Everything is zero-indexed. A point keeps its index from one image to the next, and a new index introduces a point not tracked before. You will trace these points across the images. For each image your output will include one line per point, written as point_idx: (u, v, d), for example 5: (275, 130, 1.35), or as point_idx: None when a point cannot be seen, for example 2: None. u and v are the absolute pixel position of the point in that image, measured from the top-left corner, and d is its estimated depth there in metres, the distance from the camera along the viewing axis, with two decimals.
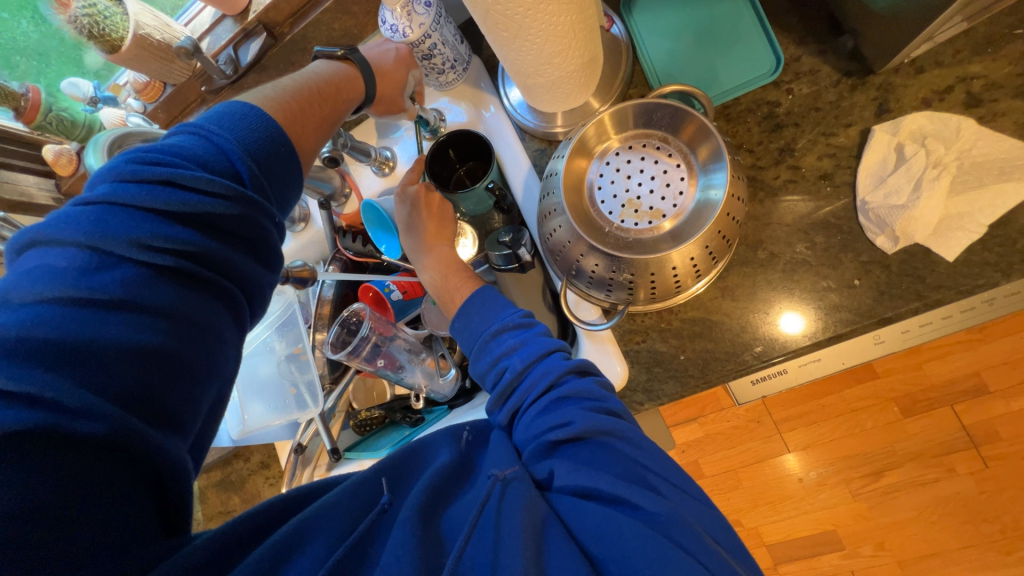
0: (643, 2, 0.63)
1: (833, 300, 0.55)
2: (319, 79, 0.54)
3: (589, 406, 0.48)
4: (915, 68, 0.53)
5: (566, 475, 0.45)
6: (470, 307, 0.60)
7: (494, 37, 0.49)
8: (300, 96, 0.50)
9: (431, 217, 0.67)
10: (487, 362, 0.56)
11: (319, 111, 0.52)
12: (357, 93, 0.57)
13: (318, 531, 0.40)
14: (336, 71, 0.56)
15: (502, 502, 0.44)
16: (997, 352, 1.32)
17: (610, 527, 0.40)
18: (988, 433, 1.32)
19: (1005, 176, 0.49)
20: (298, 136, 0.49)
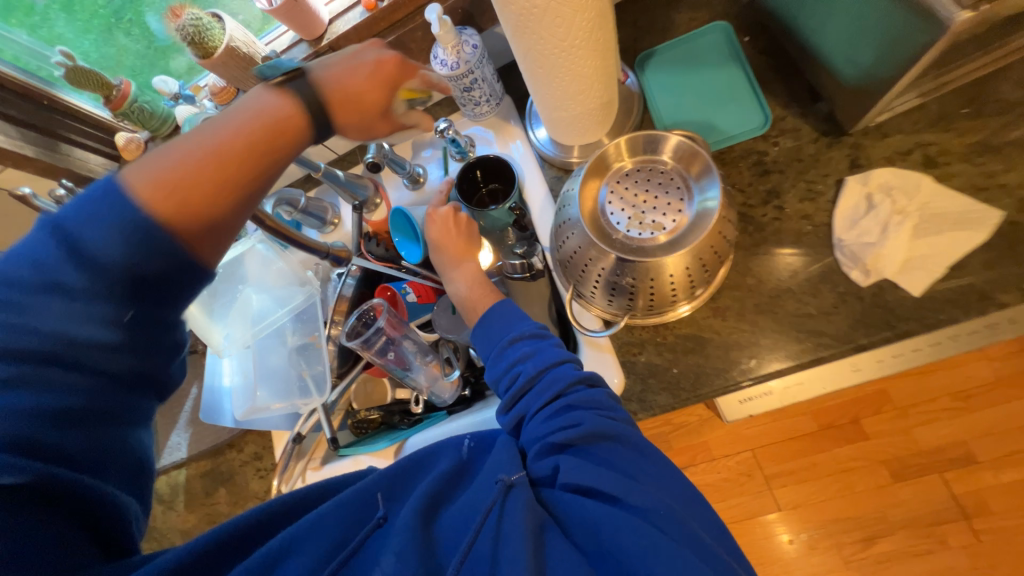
0: (655, 63, 0.74)
1: (815, 326, 0.60)
2: (222, 135, 0.44)
3: (595, 413, 0.52)
4: (881, 133, 0.62)
5: (571, 471, 0.48)
6: (490, 319, 0.64)
7: (531, 74, 0.59)
8: (183, 168, 0.42)
9: (454, 232, 0.74)
10: (502, 369, 0.60)
11: (212, 180, 0.43)
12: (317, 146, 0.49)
13: (314, 537, 0.44)
14: (251, 117, 0.45)
15: (504, 508, 0.46)
16: (983, 421, 1.34)
17: (607, 526, 0.43)
18: (979, 505, 1.31)
19: (960, 226, 0.57)
20: (171, 215, 0.41)
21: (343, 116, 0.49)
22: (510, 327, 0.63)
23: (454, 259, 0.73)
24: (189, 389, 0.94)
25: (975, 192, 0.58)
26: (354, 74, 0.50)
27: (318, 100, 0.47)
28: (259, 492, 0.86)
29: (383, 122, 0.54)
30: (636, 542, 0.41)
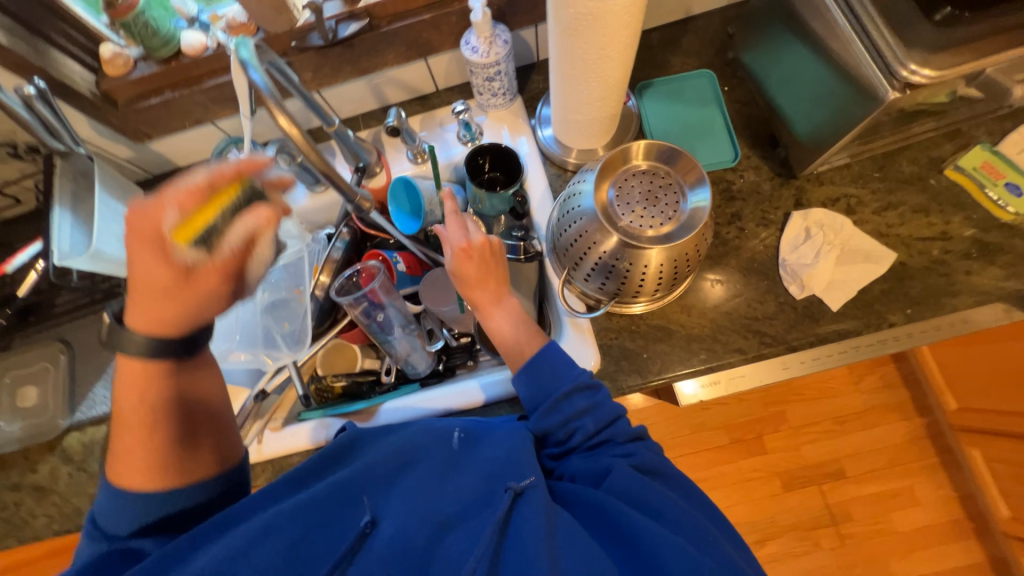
0: (651, 92, 0.86)
1: (762, 330, 0.73)
2: (140, 309, 0.50)
3: (648, 451, 0.60)
4: (819, 181, 0.78)
5: (620, 483, 0.54)
6: (542, 362, 0.63)
7: (563, 74, 0.67)
8: (157, 317, 0.50)
9: (490, 271, 0.67)
10: (558, 419, 0.61)
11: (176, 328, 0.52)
12: (173, 331, 0.52)
13: (284, 530, 0.50)
14: (148, 330, 0.51)
15: (520, 511, 0.52)
16: (854, 443, 1.60)
17: (649, 534, 0.48)
18: (845, 513, 1.56)
19: (868, 259, 0.73)
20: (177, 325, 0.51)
21: (161, 313, 0.50)
22: (559, 380, 0.62)
23: (496, 297, 0.67)
24: None
25: (880, 237, 0.74)
26: (178, 279, 0.48)
27: (173, 288, 0.49)
28: None
29: (204, 265, 0.48)
30: (678, 554, 0.46)
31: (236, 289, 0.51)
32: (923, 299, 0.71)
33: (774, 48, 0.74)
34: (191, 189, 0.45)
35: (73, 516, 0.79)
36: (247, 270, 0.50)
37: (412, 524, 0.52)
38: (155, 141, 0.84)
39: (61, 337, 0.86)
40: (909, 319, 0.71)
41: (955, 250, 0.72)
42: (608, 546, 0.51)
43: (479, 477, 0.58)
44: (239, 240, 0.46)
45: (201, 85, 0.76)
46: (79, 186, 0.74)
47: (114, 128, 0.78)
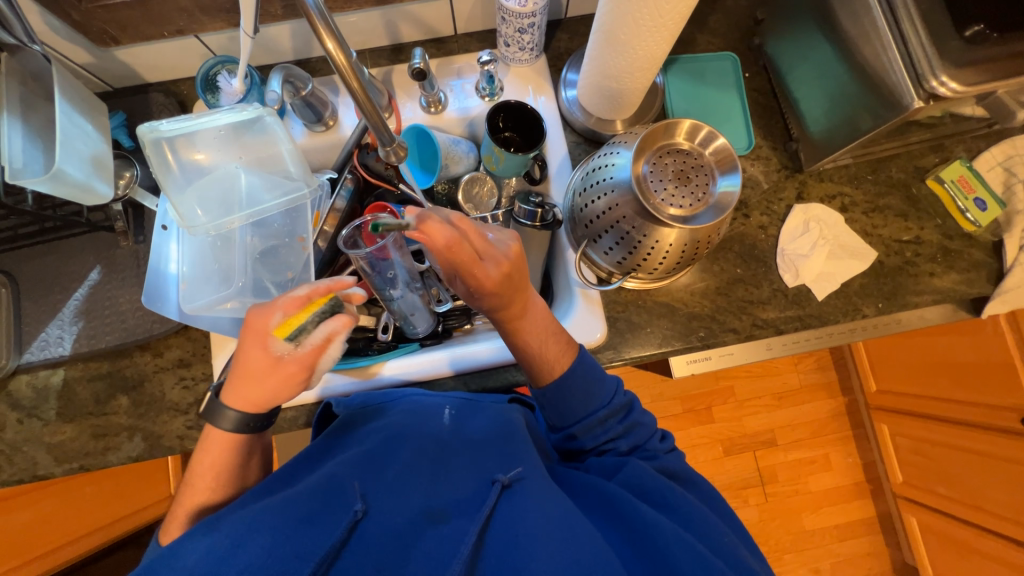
0: (676, 69, 0.85)
1: (756, 313, 0.78)
2: (241, 391, 0.51)
3: (669, 458, 0.66)
4: (820, 177, 0.83)
5: (631, 477, 0.60)
6: (572, 391, 0.65)
7: (609, 37, 0.65)
8: (253, 394, 0.51)
9: (513, 286, 0.61)
10: (595, 439, 0.66)
11: (261, 398, 0.51)
12: (260, 410, 0.52)
13: (268, 522, 0.47)
14: (241, 402, 0.51)
15: (512, 502, 0.55)
16: (788, 416, 1.80)
17: (665, 529, 0.52)
18: (772, 475, 1.77)
19: (854, 255, 0.80)
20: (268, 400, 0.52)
21: (261, 397, 0.51)
22: (591, 405, 0.65)
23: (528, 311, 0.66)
24: (86, 273, 0.75)
25: (866, 236, 0.81)
26: (276, 367, 0.50)
27: (268, 367, 0.50)
28: (181, 405, 0.74)
29: (293, 359, 0.50)
30: (690, 553, 0.50)
31: (311, 378, 0.53)
32: (893, 295, 0.80)
33: (800, 40, 0.76)
34: (294, 298, 0.51)
35: (26, 466, 0.72)
36: (321, 365, 0.53)
37: (401, 510, 0.52)
38: (121, 48, 0.72)
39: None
40: (879, 312, 0.79)
41: (924, 253, 0.81)
42: (615, 539, 0.55)
43: (469, 467, 0.60)
44: (321, 336, 0.52)
45: None
46: (29, 91, 0.63)
47: (73, 25, 0.66)
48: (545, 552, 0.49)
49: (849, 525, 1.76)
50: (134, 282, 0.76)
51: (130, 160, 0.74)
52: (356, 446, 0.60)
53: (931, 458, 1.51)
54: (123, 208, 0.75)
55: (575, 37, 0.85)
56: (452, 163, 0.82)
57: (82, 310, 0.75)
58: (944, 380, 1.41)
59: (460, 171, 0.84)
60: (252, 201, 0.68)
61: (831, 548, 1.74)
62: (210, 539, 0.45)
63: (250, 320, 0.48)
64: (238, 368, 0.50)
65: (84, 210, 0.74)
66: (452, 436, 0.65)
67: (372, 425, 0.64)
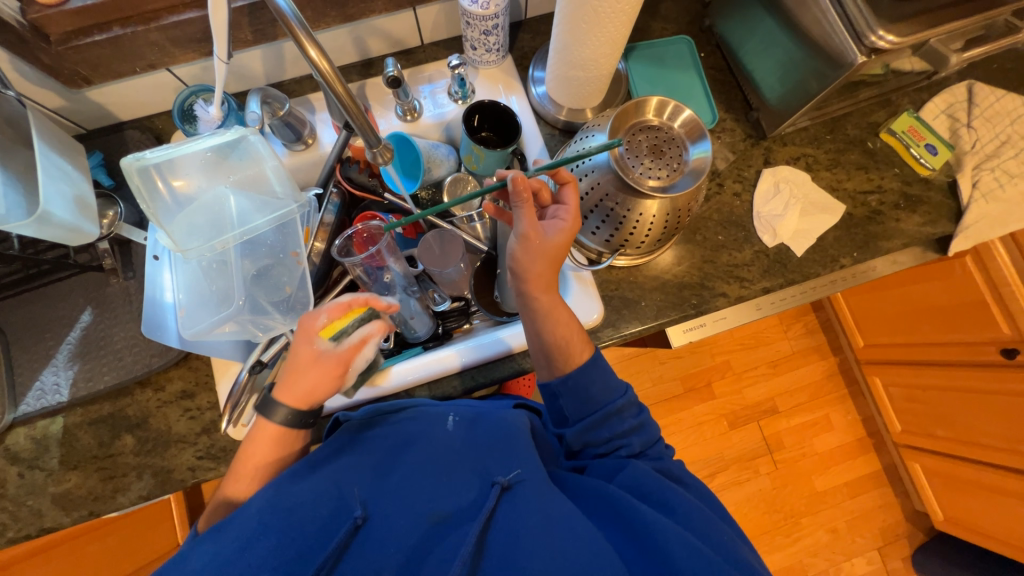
0: (636, 55, 0.89)
1: (743, 275, 0.82)
2: (292, 381, 0.55)
3: (668, 461, 0.67)
4: (783, 142, 0.87)
5: (632, 478, 0.60)
6: (583, 386, 0.66)
7: (573, 29, 0.68)
8: (303, 385, 0.55)
9: (540, 261, 0.64)
10: (605, 434, 0.66)
11: (311, 388, 0.55)
12: (306, 407, 0.56)
13: (270, 533, 0.49)
14: (295, 392, 0.55)
15: (510, 504, 0.57)
16: (785, 382, 1.85)
17: (663, 530, 0.52)
18: (778, 442, 1.81)
19: (825, 210, 0.84)
20: (314, 392, 0.55)
21: (309, 390, 0.55)
22: (606, 403, 0.66)
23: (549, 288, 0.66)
24: (77, 315, 0.75)
25: (832, 191, 0.86)
26: (319, 363, 0.55)
27: (313, 362, 0.55)
28: (188, 437, 0.73)
29: (334, 357, 0.55)
30: (690, 552, 0.50)
31: (346, 379, 0.57)
32: (866, 244, 0.84)
33: (747, 17, 0.81)
34: (336, 302, 0.58)
35: (32, 519, 0.70)
36: (356, 368, 0.58)
37: (403, 515, 0.55)
38: (94, 88, 0.72)
39: None
40: (855, 262, 0.84)
41: (887, 202, 0.86)
42: (614, 537, 0.56)
43: (470, 470, 0.61)
44: (359, 338, 0.57)
45: (158, 21, 0.66)
46: (5, 137, 0.63)
47: (44, 68, 0.66)
48: (540, 555, 0.52)
49: (857, 481, 1.80)
50: (128, 318, 0.75)
51: (113, 198, 0.74)
52: (360, 453, 0.61)
53: (925, 402, 1.57)
54: (109, 246, 0.75)
55: (537, 36, 0.89)
56: (434, 167, 0.84)
57: (77, 353, 0.73)
58: (924, 325, 1.47)
59: (442, 173, 0.86)
60: (242, 220, 0.68)
61: (844, 506, 1.78)
62: (219, 540, 0.48)
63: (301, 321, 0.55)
64: (288, 368, 0.55)
65: (70, 252, 0.73)
66: (454, 440, 0.65)
67: (374, 432, 0.65)
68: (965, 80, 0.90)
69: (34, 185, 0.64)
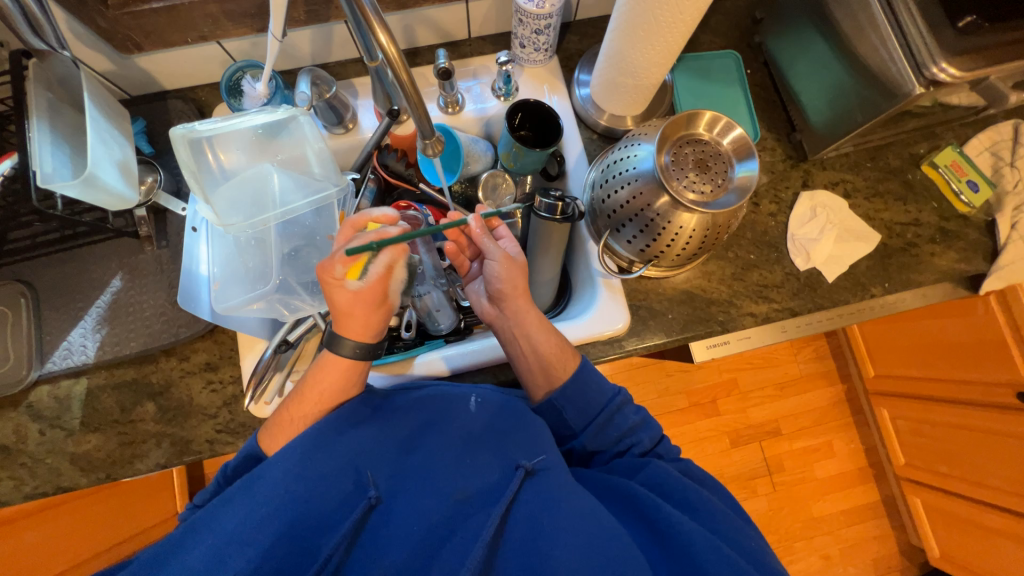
0: (682, 67, 0.89)
1: (772, 297, 0.81)
2: (351, 323, 0.59)
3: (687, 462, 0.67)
4: (823, 166, 0.87)
5: (654, 478, 0.60)
6: (590, 385, 0.66)
7: (628, 35, 0.67)
8: (358, 320, 0.59)
9: (520, 275, 0.69)
10: (614, 434, 0.67)
11: (369, 319, 0.59)
12: (371, 338, 0.61)
13: (291, 505, 0.50)
14: (362, 329, 0.60)
15: (530, 492, 0.57)
16: (791, 405, 1.84)
17: (689, 531, 0.52)
18: (778, 464, 1.80)
19: (859, 238, 0.84)
20: (370, 321, 0.60)
21: (367, 323, 0.60)
22: (607, 403, 0.66)
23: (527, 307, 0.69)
24: (109, 280, 0.75)
25: (868, 220, 0.85)
26: (358, 302, 0.58)
27: (351, 295, 0.57)
28: (208, 409, 0.74)
29: (370, 291, 0.58)
30: (717, 555, 0.50)
31: (390, 304, 0.61)
32: (898, 275, 0.84)
33: (799, 37, 0.80)
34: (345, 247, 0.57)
35: (49, 477, 0.71)
36: (393, 290, 0.60)
37: (424, 495, 0.55)
38: (143, 55, 0.72)
39: (20, 277, 0.74)
40: (886, 292, 0.83)
41: (923, 235, 0.85)
42: (639, 536, 0.56)
43: (493, 452, 0.60)
44: (383, 264, 0.58)
45: None
46: (56, 97, 0.64)
47: (98, 32, 0.66)
48: (559, 547, 0.51)
49: (854, 510, 1.79)
50: (159, 286, 0.75)
51: (153, 165, 0.75)
52: (383, 427, 0.60)
53: (931, 438, 1.56)
54: (146, 213, 0.75)
55: (584, 39, 0.88)
56: (472, 162, 0.84)
57: (106, 317, 0.74)
58: (939, 361, 1.46)
59: (478, 169, 0.86)
60: (281, 200, 0.68)
61: (839, 533, 1.77)
62: (248, 503, 0.50)
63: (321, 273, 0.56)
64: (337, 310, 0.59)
65: (108, 216, 0.74)
66: (475, 423, 0.63)
67: (398, 404, 0.64)
68: (1011, 119, 0.89)
69: (80, 146, 0.65)
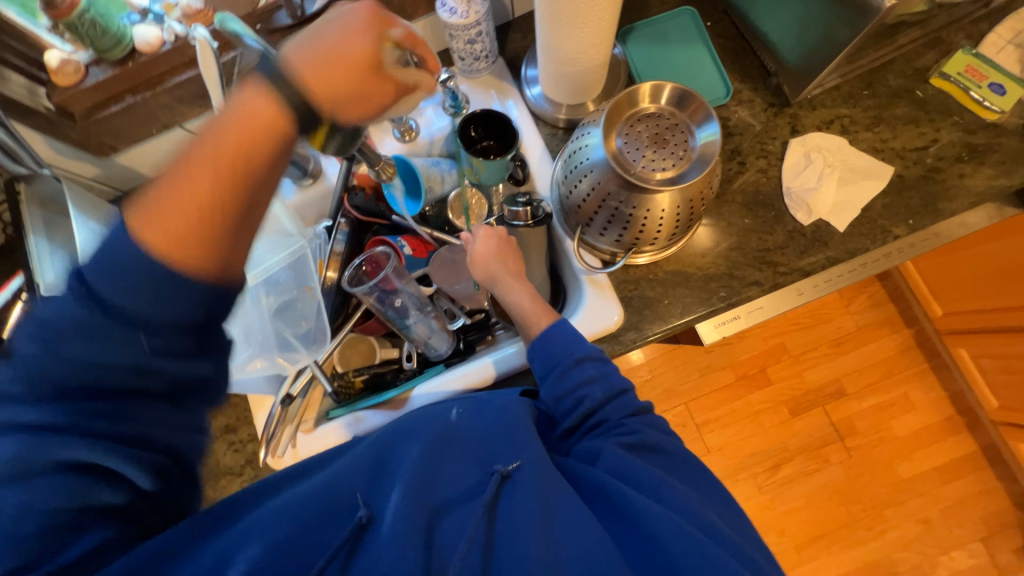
0: (635, 36, 0.83)
1: (773, 256, 0.75)
2: (241, 126, 0.41)
3: (649, 429, 0.64)
4: (811, 106, 0.78)
5: (622, 462, 0.59)
6: (553, 333, 0.65)
7: (553, 23, 0.64)
8: (336, 69, 0.43)
9: (501, 251, 0.73)
10: (570, 389, 0.63)
11: (342, 83, 0.44)
12: (265, 124, 0.41)
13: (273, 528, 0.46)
14: (257, 113, 0.41)
15: (506, 495, 0.55)
16: (851, 361, 1.68)
17: (652, 518, 0.53)
18: (849, 427, 1.65)
19: (869, 177, 0.75)
20: (323, 108, 0.43)
21: (335, 88, 0.43)
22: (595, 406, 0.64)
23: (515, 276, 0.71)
24: None
25: (876, 153, 0.76)
26: (357, 68, 0.44)
27: (347, 87, 0.44)
28: (236, 469, 0.78)
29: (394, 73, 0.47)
30: (683, 541, 0.51)
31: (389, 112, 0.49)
32: (924, 208, 0.74)
33: None
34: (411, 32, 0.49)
35: None
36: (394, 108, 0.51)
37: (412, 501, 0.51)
38: (121, 154, 0.78)
39: None
40: (912, 229, 0.73)
41: (947, 155, 0.75)
42: (605, 514, 0.57)
43: (470, 457, 0.58)
44: (412, 80, 0.49)
45: (163, 84, 0.70)
46: (48, 211, 0.69)
47: (74, 143, 0.72)
48: (536, 548, 0.51)
49: (948, 465, 1.61)
50: None
51: None
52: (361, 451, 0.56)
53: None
54: None
55: (528, 34, 0.86)
56: (435, 184, 0.83)
57: None
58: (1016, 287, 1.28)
59: (444, 190, 0.86)
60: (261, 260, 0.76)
61: (936, 493, 1.59)
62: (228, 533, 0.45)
63: (360, 8, 0.45)
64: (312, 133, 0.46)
65: None
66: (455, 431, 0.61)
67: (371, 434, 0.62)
68: None
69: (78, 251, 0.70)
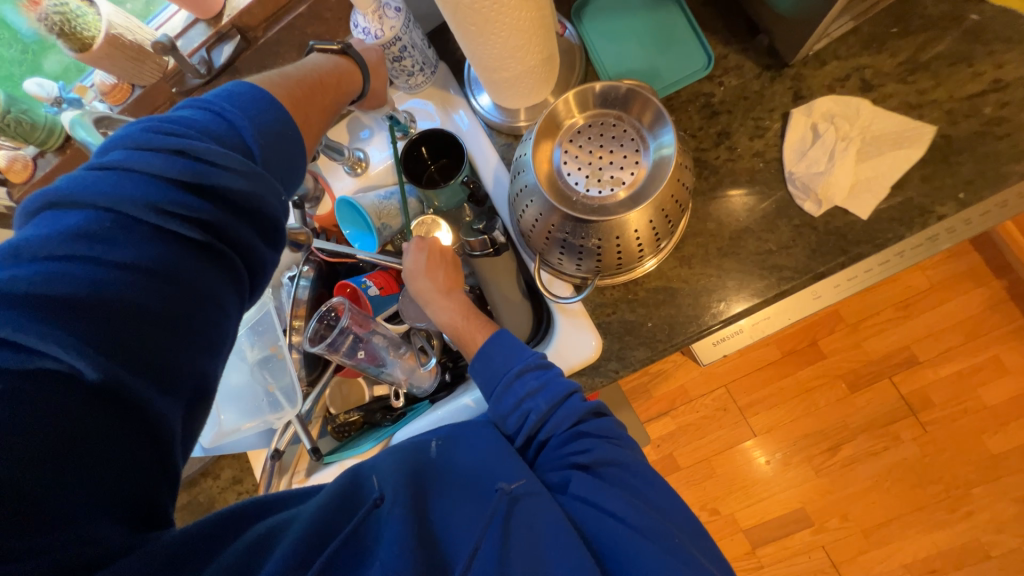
0: (592, 11, 0.70)
1: (777, 261, 0.62)
2: (319, 69, 0.56)
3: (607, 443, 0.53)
4: (819, 61, 0.63)
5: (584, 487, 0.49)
6: (492, 348, 0.60)
7: (464, 33, 0.55)
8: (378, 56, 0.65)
9: (442, 267, 0.69)
10: (511, 402, 0.57)
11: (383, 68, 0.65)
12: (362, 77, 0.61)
13: (301, 519, 0.40)
14: (336, 65, 0.58)
15: (511, 519, 0.46)
16: (922, 325, 1.46)
17: (628, 545, 0.45)
18: (923, 400, 1.44)
19: (899, 145, 0.60)
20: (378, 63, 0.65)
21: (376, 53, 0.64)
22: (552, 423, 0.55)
23: (444, 289, 0.67)
24: None
25: (911, 110, 0.60)
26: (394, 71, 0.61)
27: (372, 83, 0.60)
28: None
29: None
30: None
31: None
32: (979, 176, 0.58)
33: None
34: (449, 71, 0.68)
35: None
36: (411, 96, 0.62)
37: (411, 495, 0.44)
38: None
39: None
40: (963, 205, 0.58)
41: (1011, 101, 0.58)
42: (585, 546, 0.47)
43: (478, 466, 0.51)
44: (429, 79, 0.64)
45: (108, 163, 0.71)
46: None
47: None
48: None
49: None
50: None
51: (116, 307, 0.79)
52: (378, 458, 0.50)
53: None
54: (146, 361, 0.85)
55: None
56: (389, 219, 0.77)
57: None
58: None
59: (403, 223, 0.80)
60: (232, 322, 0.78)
61: None
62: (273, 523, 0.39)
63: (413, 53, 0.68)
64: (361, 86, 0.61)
65: None
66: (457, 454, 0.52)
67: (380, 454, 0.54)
68: None
69: None
